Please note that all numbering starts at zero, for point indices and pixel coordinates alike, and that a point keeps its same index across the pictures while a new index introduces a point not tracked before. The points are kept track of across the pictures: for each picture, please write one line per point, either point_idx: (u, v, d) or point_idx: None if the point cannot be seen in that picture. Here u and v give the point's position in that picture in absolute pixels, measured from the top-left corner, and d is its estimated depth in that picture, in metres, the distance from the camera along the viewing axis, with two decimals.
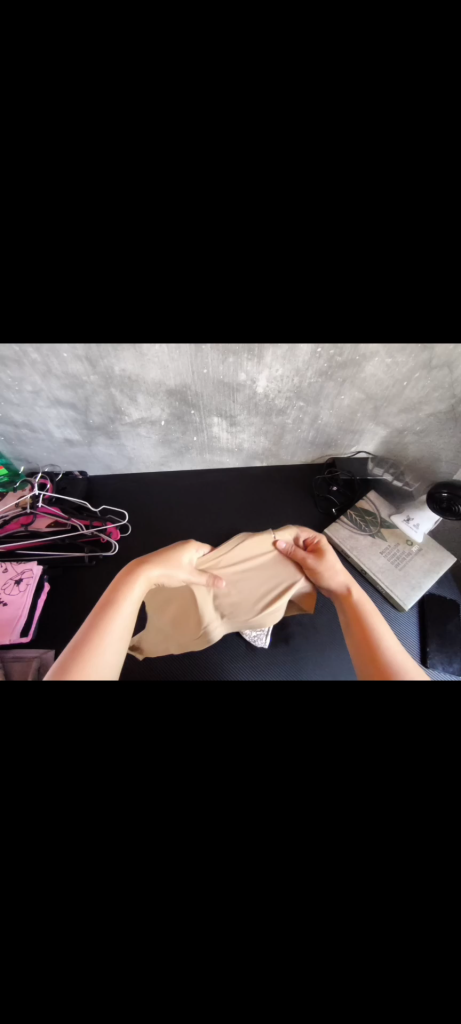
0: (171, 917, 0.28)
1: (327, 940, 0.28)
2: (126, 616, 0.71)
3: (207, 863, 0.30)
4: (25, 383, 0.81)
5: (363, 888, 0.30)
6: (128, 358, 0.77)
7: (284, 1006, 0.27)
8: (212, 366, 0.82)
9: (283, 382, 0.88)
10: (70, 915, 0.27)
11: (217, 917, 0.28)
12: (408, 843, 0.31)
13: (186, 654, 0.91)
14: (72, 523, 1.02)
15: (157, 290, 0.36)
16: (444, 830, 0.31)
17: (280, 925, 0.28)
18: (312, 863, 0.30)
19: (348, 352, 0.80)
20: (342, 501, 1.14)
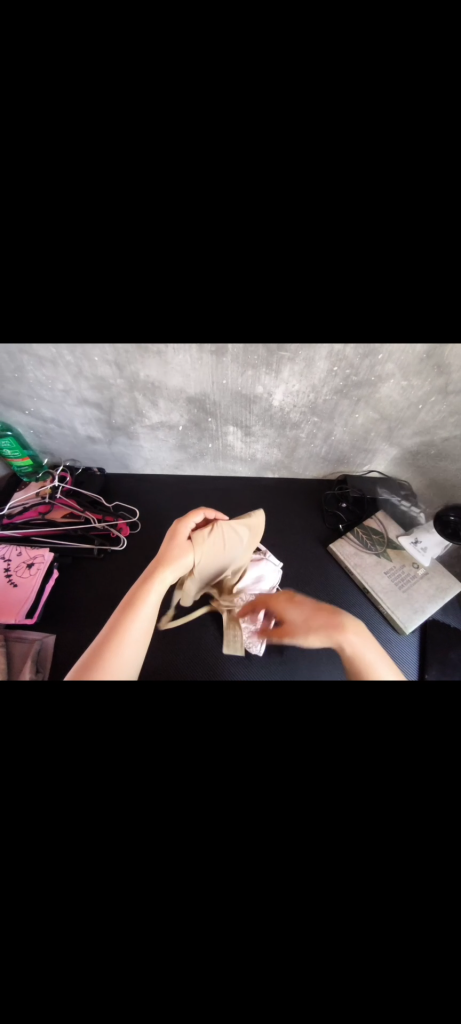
0: (135, 896, 0.28)
1: (286, 932, 0.28)
2: (148, 609, 0.85)
3: (176, 852, 0.30)
4: (58, 381, 0.87)
5: (331, 898, 0.29)
6: (152, 364, 0.82)
7: (241, 978, 0.28)
8: (231, 377, 0.86)
9: (299, 397, 0.91)
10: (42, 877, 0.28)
11: (174, 905, 0.28)
12: (384, 859, 0.30)
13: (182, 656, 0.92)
14: (85, 515, 1.07)
15: (178, 301, 0.38)
16: (419, 852, 0.30)
17: (242, 914, 0.29)
18: (281, 865, 0.30)
19: (364, 371, 0.82)
20: (352, 517, 1.13)
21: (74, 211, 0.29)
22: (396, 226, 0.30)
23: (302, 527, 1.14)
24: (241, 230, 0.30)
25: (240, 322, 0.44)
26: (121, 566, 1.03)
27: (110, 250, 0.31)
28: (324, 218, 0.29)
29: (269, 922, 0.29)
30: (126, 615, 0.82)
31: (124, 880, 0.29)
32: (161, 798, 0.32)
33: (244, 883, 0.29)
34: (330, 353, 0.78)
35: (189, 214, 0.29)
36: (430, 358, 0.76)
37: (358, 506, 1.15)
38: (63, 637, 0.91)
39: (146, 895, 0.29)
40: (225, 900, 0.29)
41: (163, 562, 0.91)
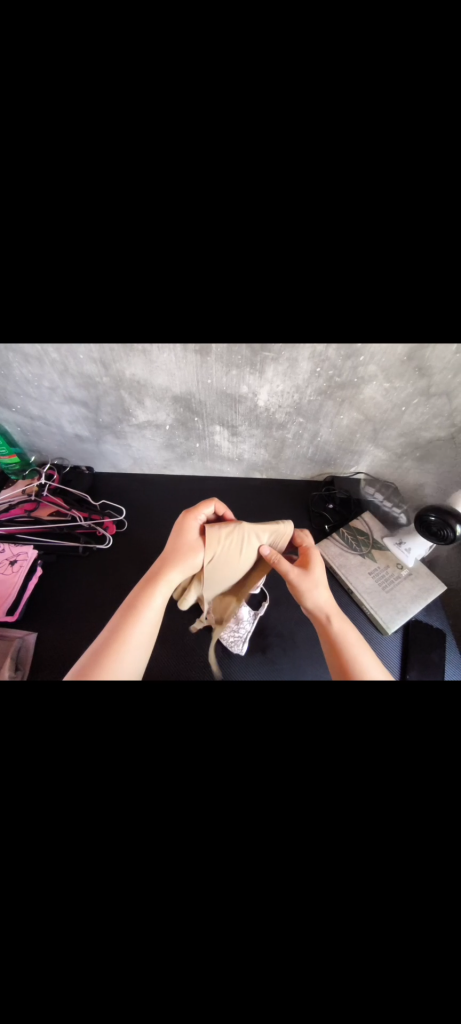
0: (86, 882, 0.29)
1: (235, 918, 0.29)
2: (152, 612, 0.76)
3: (127, 841, 0.30)
4: (43, 379, 0.88)
5: (278, 881, 0.30)
6: (138, 363, 0.83)
7: (187, 967, 0.28)
8: (216, 377, 0.87)
9: (283, 397, 0.92)
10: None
11: (113, 897, 0.29)
12: (333, 847, 0.31)
13: (166, 656, 0.92)
14: (71, 514, 1.06)
15: (143, 302, 0.39)
16: (368, 841, 0.31)
17: (190, 902, 0.29)
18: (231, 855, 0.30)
19: (347, 374, 0.84)
20: (338, 517, 1.14)
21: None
22: (338, 237, 0.31)
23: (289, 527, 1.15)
24: (193, 236, 0.31)
25: (209, 323, 0.45)
26: (106, 565, 1.03)
27: (65, 253, 0.32)
28: (277, 219, 0.30)
29: (212, 915, 0.29)
30: (125, 617, 0.73)
31: (57, 872, 0.29)
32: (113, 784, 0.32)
33: (188, 873, 0.30)
34: (312, 354, 0.79)
35: (138, 219, 0.30)
36: (411, 361, 0.77)
37: (344, 507, 1.16)
38: (46, 635, 0.90)
39: (83, 875, 0.29)
40: (169, 889, 0.29)
41: (172, 557, 0.83)
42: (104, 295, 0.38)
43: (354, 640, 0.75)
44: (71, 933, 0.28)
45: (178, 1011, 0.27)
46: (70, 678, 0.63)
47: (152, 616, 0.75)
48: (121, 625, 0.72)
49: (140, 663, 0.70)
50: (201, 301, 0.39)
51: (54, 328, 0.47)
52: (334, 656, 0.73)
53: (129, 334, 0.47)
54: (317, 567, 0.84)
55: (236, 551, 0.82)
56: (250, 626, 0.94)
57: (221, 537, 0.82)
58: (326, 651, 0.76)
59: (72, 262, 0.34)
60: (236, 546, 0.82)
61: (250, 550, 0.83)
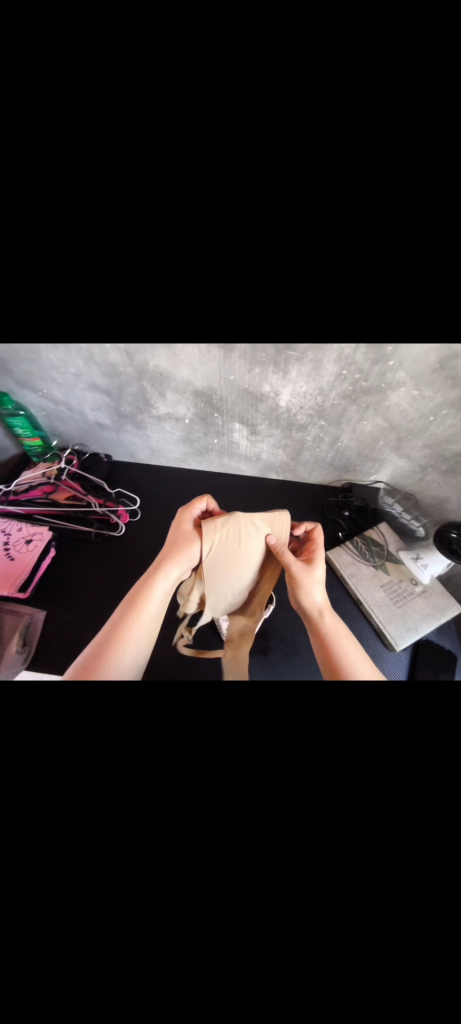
0: (64, 869, 0.29)
1: (206, 921, 0.29)
2: (152, 611, 0.77)
3: (105, 835, 0.30)
4: (70, 366, 0.89)
5: (253, 890, 0.29)
6: (162, 356, 0.83)
7: (156, 965, 0.28)
8: (239, 375, 0.86)
9: (306, 399, 0.90)
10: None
11: (87, 885, 0.29)
12: (312, 866, 0.30)
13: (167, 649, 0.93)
14: (87, 499, 1.08)
15: (166, 288, 0.38)
16: (350, 868, 0.29)
17: (163, 899, 0.29)
18: (206, 861, 0.30)
19: (374, 378, 0.81)
20: (353, 524, 1.11)
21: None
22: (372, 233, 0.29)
23: None
24: (216, 227, 0.30)
25: (234, 316, 0.44)
26: (116, 553, 1.05)
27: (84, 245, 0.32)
28: None
29: (184, 914, 0.29)
30: (125, 615, 0.75)
31: (39, 855, 0.29)
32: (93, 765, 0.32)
33: (162, 871, 0.29)
34: (339, 356, 0.77)
35: (161, 206, 0.29)
36: (443, 369, 0.73)
37: (360, 514, 1.12)
38: (53, 616, 0.93)
39: (64, 861, 0.29)
40: (140, 881, 0.29)
41: (169, 556, 0.82)
42: (128, 287, 0.37)
43: (341, 637, 0.76)
44: (45, 914, 0.28)
45: (141, 1006, 0.28)
46: (68, 678, 0.64)
47: (152, 615, 0.77)
48: (119, 625, 0.73)
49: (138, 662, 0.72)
50: (226, 294, 0.37)
51: (78, 318, 0.47)
52: (321, 653, 0.75)
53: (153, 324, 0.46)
54: (320, 564, 0.83)
55: (236, 550, 0.82)
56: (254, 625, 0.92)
57: (218, 534, 0.81)
58: (315, 647, 0.78)
59: (101, 254, 0.33)
60: (237, 543, 0.82)
61: (250, 548, 0.82)
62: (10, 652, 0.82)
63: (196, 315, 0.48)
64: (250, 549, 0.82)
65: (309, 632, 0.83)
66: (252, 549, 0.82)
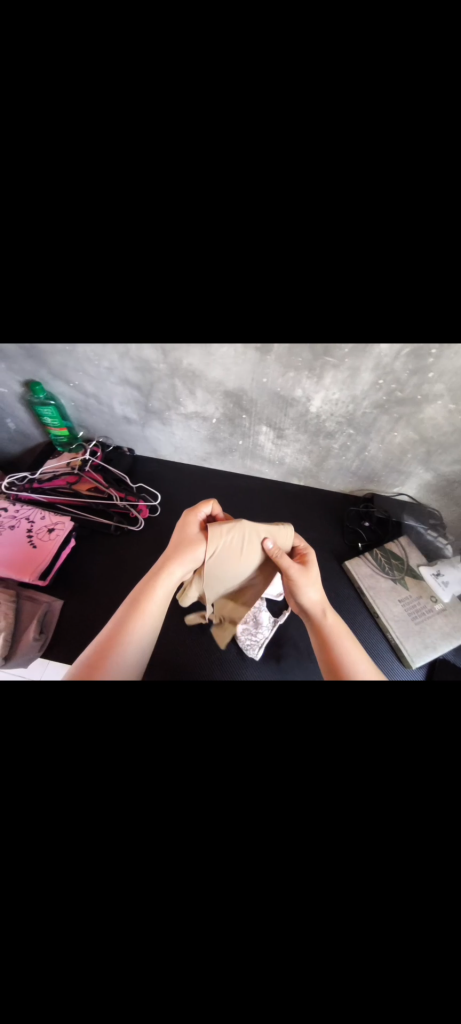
0: (93, 874, 0.29)
1: (232, 937, 0.28)
2: (155, 611, 0.77)
3: (134, 843, 0.30)
4: (104, 360, 0.90)
5: (282, 914, 0.28)
6: (196, 354, 0.83)
7: (178, 976, 0.28)
8: (271, 378, 0.85)
9: (337, 406, 0.89)
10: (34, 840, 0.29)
11: (115, 892, 0.28)
12: (348, 900, 0.28)
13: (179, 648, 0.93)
14: (109, 492, 1.09)
15: None
16: (386, 903, 0.28)
17: (191, 913, 0.28)
18: (235, 878, 0.29)
19: (410, 389, 0.79)
20: (373, 535, 1.09)
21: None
22: None
23: (320, 538, 1.12)
24: None
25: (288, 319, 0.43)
26: (134, 548, 1.05)
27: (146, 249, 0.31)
28: None
29: (211, 928, 0.28)
30: (128, 615, 0.74)
31: (70, 856, 0.29)
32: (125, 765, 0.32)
33: (190, 883, 0.29)
34: (376, 365, 0.76)
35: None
36: None
37: (381, 525, 1.11)
38: (70, 606, 0.94)
39: (94, 865, 0.29)
40: (171, 928, 0.28)
41: (172, 556, 0.81)
42: None
43: (341, 637, 0.77)
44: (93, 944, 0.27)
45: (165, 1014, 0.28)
46: (70, 678, 0.65)
47: (154, 616, 0.76)
48: (121, 625, 0.73)
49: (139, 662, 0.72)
50: None
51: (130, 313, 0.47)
52: (322, 653, 0.75)
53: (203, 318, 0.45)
54: (313, 565, 0.83)
55: (237, 551, 0.80)
56: (268, 631, 0.93)
57: (219, 537, 0.79)
58: (317, 647, 0.78)
59: None
60: (237, 544, 0.80)
61: (252, 551, 0.80)
62: (27, 638, 0.83)
63: (246, 305, 0.47)
64: (251, 550, 0.80)
65: (310, 633, 0.82)
66: (253, 550, 0.80)
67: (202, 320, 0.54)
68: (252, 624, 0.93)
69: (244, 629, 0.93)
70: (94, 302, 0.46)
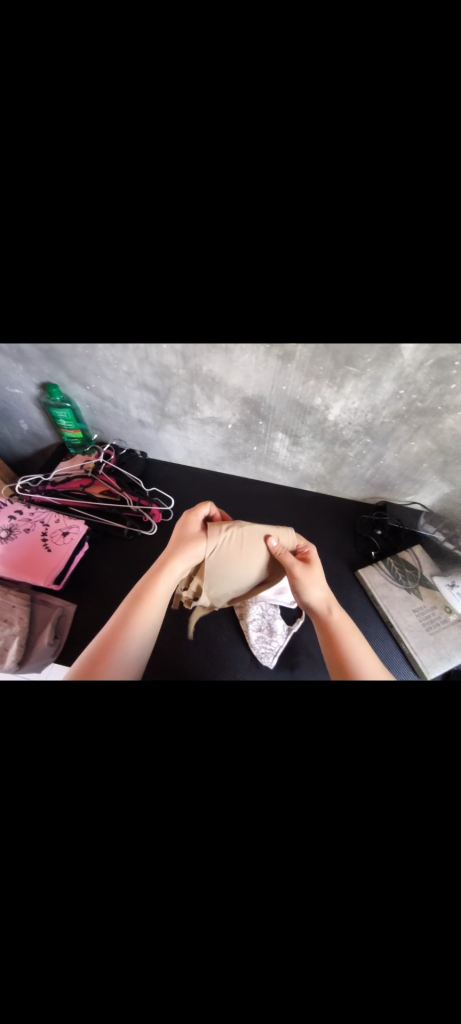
0: (130, 915, 0.26)
1: (280, 981, 0.27)
2: (157, 609, 0.76)
3: (173, 879, 0.28)
4: (123, 364, 0.90)
5: (334, 958, 0.27)
6: (217, 360, 0.83)
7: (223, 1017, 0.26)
8: (291, 385, 0.85)
9: (356, 415, 0.89)
10: (69, 868, 0.27)
11: (155, 929, 0.27)
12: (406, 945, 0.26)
13: (192, 655, 0.92)
14: (122, 495, 1.08)
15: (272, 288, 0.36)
16: (448, 956, 0.26)
17: (237, 952, 0.27)
18: (284, 919, 0.27)
19: (431, 400, 0.79)
20: (387, 543, 1.09)
21: (172, 182, 0.28)
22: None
23: (332, 546, 1.12)
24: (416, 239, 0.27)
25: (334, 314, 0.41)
26: (147, 552, 1.04)
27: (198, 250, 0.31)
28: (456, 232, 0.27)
29: (259, 969, 0.27)
30: (130, 613, 0.74)
31: (103, 893, 0.27)
32: (157, 770, 0.31)
33: (235, 921, 0.27)
34: (398, 374, 0.76)
35: (307, 204, 0.29)
36: None
37: (394, 533, 1.10)
38: (83, 610, 0.93)
39: (131, 904, 0.27)
40: (216, 969, 0.27)
41: (172, 553, 0.81)
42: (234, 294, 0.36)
43: (350, 636, 0.75)
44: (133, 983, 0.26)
45: None
46: (70, 677, 0.65)
47: (155, 615, 0.76)
48: (120, 623, 0.72)
49: (140, 662, 0.70)
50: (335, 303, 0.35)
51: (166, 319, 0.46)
52: (331, 653, 0.74)
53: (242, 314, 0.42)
54: (318, 564, 0.82)
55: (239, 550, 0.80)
56: (282, 640, 0.92)
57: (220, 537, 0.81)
58: (325, 647, 0.77)
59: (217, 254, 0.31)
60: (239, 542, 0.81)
61: (253, 550, 0.80)
62: (41, 643, 0.83)
63: (284, 314, 0.47)
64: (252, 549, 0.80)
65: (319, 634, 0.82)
66: (255, 549, 0.80)
67: (234, 327, 0.54)
68: (267, 632, 0.93)
69: (259, 637, 0.93)
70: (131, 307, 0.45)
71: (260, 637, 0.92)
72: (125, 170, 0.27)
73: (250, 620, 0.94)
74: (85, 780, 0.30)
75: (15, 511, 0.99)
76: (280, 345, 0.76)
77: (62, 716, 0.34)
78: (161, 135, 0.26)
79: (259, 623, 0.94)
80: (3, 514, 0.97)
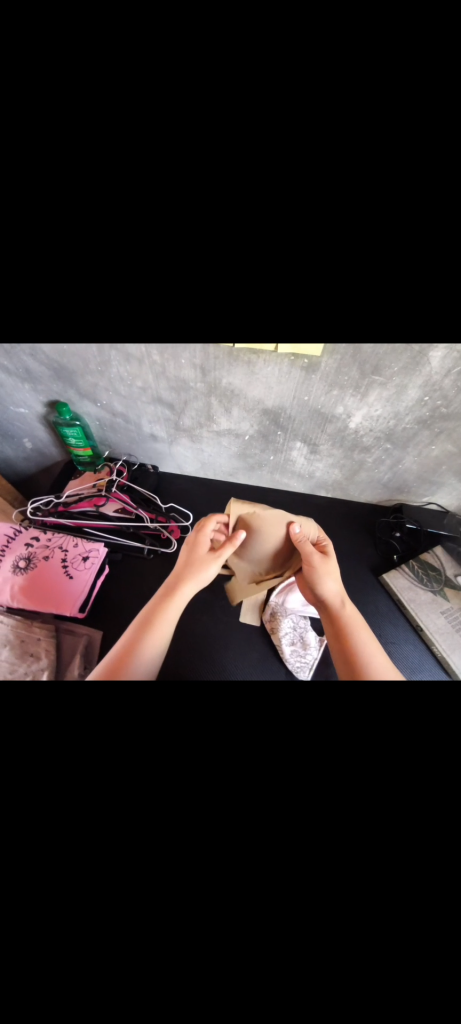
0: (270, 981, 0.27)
1: None
2: (168, 626, 0.76)
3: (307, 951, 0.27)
4: (137, 380, 0.87)
5: None
6: (238, 373, 0.81)
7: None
8: (314, 395, 0.84)
9: (378, 422, 0.88)
10: (185, 942, 0.27)
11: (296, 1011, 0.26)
12: None
13: (227, 674, 0.90)
14: (138, 513, 1.05)
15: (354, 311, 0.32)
16: None
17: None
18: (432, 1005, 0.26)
19: (455, 405, 0.79)
20: (407, 546, 1.09)
21: (288, 181, 0.21)
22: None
23: (354, 552, 1.11)
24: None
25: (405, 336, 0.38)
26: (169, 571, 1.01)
27: (306, 262, 0.24)
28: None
29: None
30: (143, 626, 0.74)
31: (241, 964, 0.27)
32: (267, 837, 0.29)
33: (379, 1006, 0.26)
34: (425, 383, 0.75)
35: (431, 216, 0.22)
36: None
37: (412, 536, 1.10)
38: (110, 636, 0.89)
39: (269, 973, 0.27)
40: None
41: (185, 571, 0.83)
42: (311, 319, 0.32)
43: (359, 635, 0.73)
44: None
45: None
46: (92, 680, 0.68)
47: (168, 629, 0.75)
48: (135, 635, 0.73)
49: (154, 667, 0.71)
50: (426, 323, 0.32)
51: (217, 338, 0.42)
52: (340, 652, 0.72)
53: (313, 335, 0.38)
54: (334, 563, 0.81)
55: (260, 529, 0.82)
56: (316, 651, 0.91)
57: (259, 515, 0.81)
58: (331, 642, 0.76)
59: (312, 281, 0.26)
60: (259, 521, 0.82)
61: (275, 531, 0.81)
62: (72, 674, 0.81)
63: (339, 331, 0.45)
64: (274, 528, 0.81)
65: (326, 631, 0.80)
66: (276, 529, 0.81)
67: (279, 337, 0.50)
68: (300, 644, 0.92)
69: (293, 651, 0.91)
70: (180, 331, 0.43)
71: (293, 649, 0.91)
72: (227, 164, 0.20)
73: (282, 632, 0.94)
74: (203, 857, 0.29)
75: (31, 538, 0.95)
76: (305, 357, 0.74)
77: (144, 799, 0.30)
78: (287, 149, 0.20)
79: (292, 635, 0.94)
80: (20, 542, 0.94)
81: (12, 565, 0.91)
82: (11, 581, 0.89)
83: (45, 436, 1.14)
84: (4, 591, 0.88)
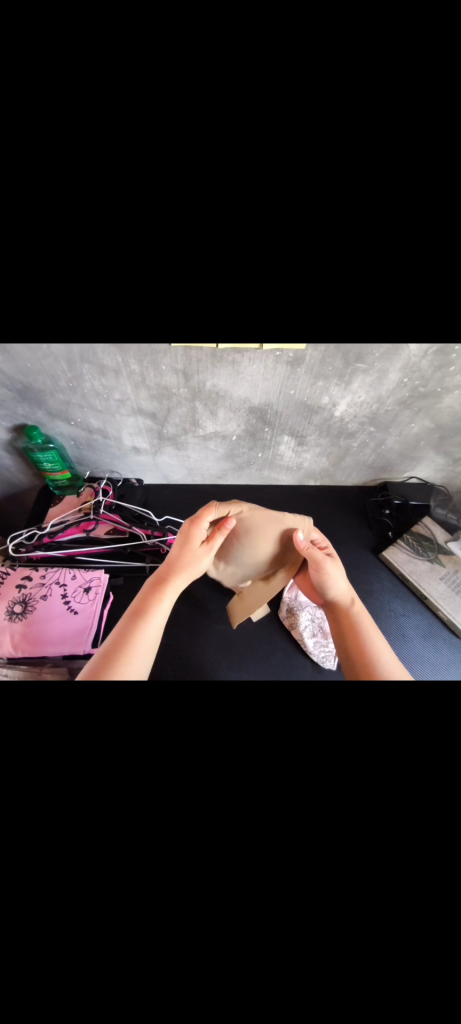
0: None
1: None
2: (158, 626, 0.71)
3: None
4: (114, 392, 0.82)
5: None
6: (223, 375, 0.79)
7: None
8: (300, 388, 0.83)
9: (362, 406, 0.90)
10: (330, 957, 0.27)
11: None
12: None
13: (259, 677, 0.89)
14: (132, 530, 0.97)
15: (385, 303, 0.32)
16: None
17: None
18: None
19: (432, 383, 0.83)
20: (398, 522, 1.14)
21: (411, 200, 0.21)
22: None
23: (351, 534, 1.15)
24: None
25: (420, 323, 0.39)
26: None
27: (347, 260, 0.27)
28: None
29: None
30: (134, 618, 0.70)
31: (391, 979, 0.27)
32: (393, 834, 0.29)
33: None
34: (404, 366, 0.78)
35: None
36: None
37: (401, 512, 1.15)
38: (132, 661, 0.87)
39: None
40: None
41: (178, 561, 0.78)
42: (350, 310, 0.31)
43: (370, 635, 0.73)
44: None
45: None
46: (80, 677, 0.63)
47: (158, 626, 0.71)
48: (126, 630, 0.68)
49: (145, 663, 0.66)
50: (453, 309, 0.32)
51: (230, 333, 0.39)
52: (348, 653, 0.73)
53: (341, 318, 0.36)
54: (338, 564, 0.80)
55: (246, 528, 0.76)
56: None
57: (246, 514, 0.76)
58: (338, 640, 0.77)
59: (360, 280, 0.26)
60: (242, 519, 0.76)
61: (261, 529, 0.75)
62: None
63: (344, 333, 0.46)
64: (260, 527, 0.75)
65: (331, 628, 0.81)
66: (264, 528, 0.75)
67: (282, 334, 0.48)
68: (322, 635, 0.93)
69: (317, 643, 0.92)
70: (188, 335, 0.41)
71: (316, 642, 0.92)
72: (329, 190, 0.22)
73: (302, 627, 0.94)
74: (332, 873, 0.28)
75: (23, 577, 0.88)
76: (290, 352, 0.74)
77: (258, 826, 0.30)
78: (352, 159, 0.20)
79: (312, 627, 0.94)
80: (11, 583, 0.86)
81: (8, 611, 0.83)
82: (10, 629, 0.81)
83: (14, 465, 1.04)
84: (6, 641, 0.80)
